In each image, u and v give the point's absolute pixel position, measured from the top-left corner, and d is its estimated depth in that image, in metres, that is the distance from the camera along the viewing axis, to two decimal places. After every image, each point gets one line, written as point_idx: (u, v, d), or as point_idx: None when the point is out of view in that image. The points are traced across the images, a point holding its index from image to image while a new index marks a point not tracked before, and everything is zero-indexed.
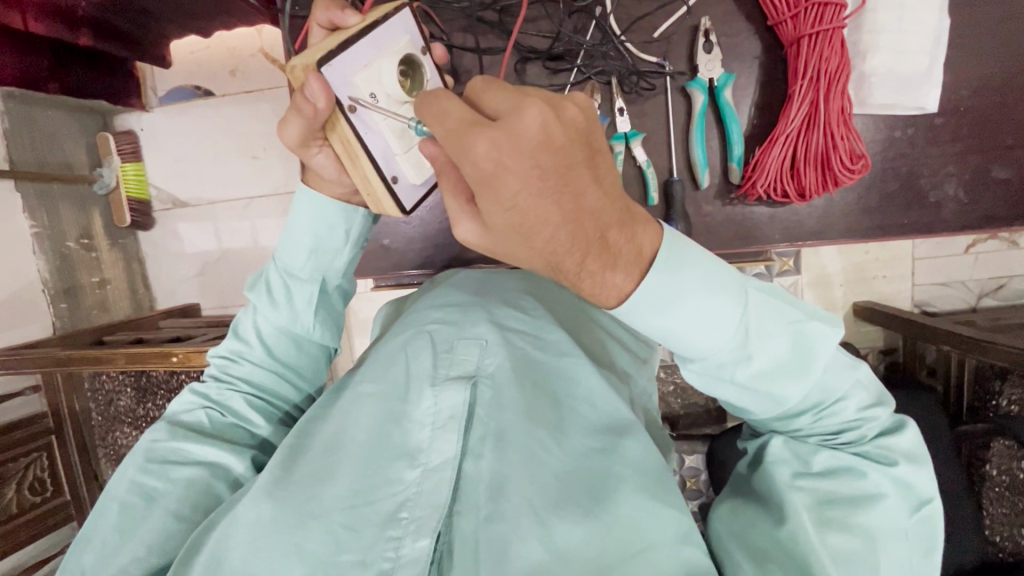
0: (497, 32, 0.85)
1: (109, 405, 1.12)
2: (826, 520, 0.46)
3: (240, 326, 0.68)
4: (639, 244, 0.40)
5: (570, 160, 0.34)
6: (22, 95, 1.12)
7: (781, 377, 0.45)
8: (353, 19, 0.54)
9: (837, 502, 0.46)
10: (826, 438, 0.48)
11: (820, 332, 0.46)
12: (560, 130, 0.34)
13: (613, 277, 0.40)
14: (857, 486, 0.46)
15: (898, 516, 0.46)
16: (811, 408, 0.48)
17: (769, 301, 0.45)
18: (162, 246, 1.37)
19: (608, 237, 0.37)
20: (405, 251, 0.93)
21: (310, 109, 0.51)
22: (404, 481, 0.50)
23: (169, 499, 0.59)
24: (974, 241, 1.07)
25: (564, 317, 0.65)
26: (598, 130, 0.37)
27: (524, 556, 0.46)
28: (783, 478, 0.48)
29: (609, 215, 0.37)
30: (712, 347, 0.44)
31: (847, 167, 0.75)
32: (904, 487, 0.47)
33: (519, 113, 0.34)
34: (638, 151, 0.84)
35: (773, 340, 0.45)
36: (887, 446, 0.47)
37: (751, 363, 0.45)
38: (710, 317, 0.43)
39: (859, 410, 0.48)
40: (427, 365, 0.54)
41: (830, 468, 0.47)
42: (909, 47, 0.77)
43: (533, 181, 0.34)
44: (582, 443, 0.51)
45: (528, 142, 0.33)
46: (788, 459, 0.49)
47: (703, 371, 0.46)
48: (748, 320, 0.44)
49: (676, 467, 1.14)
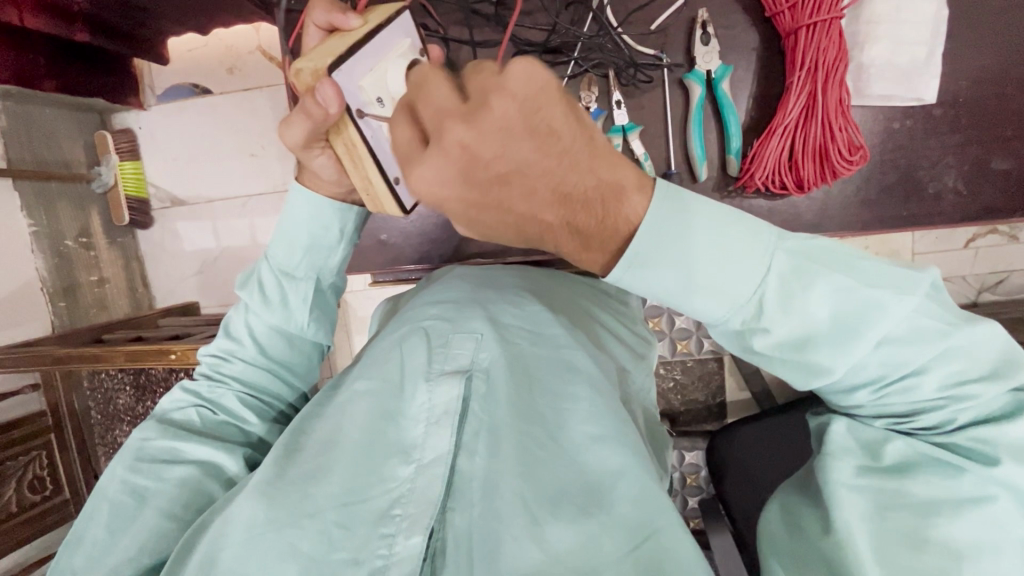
0: (494, 25, 0.85)
1: (108, 404, 1.12)
2: (886, 532, 0.41)
3: (232, 325, 0.69)
4: (615, 217, 0.39)
5: (506, 170, 0.35)
6: (19, 94, 1.12)
7: (809, 346, 0.42)
8: (355, 21, 0.53)
9: (911, 506, 0.41)
10: (898, 421, 0.43)
11: (879, 299, 0.41)
12: (484, 149, 0.34)
13: (591, 255, 0.41)
14: (943, 487, 0.41)
15: (1002, 525, 0.40)
16: (870, 383, 0.43)
17: (803, 265, 0.42)
18: (161, 245, 1.37)
19: (575, 222, 0.38)
20: (403, 246, 0.93)
21: (321, 113, 0.50)
22: (398, 478, 0.50)
23: (161, 499, 0.58)
24: (975, 235, 1.06)
25: (563, 307, 0.64)
26: (542, 113, 0.34)
27: (519, 556, 0.45)
28: (843, 476, 0.43)
29: (567, 204, 0.37)
30: (721, 314, 0.43)
31: (845, 157, 0.75)
32: (1017, 491, 0.40)
33: (439, 139, 0.34)
34: (636, 144, 0.84)
35: (803, 305, 0.41)
36: (988, 441, 0.41)
37: (770, 333, 0.42)
38: (734, 291, 0.42)
39: (942, 387, 0.42)
40: (421, 360, 0.54)
41: (906, 462, 0.42)
42: (908, 37, 0.77)
43: (472, 200, 0.36)
44: (578, 436, 0.51)
45: (453, 172, 0.35)
46: (853, 450, 0.44)
47: (722, 334, 0.45)
48: (771, 283, 0.42)
49: (677, 463, 1.16)
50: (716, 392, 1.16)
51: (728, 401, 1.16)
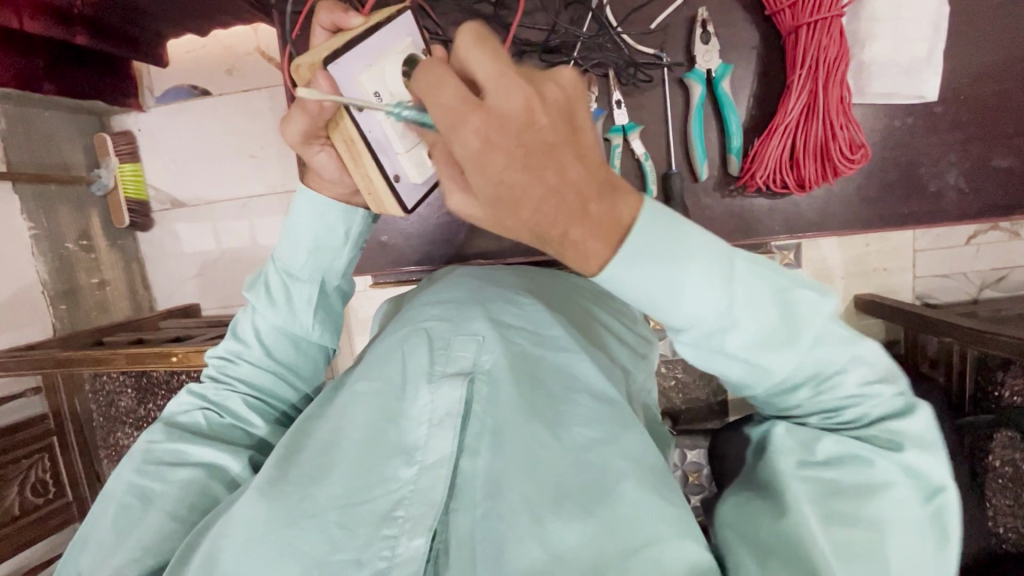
0: (493, 25, 0.85)
1: (110, 406, 1.11)
2: (826, 516, 0.43)
3: (239, 327, 0.69)
4: (615, 212, 0.38)
5: (551, 135, 0.35)
6: (17, 97, 1.12)
7: (769, 342, 0.42)
8: (357, 20, 0.54)
9: (843, 491, 0.43)
10: (825, 418, 0.45)
11: (813, 296, 0.43)
12: (539, 111, 0.34)
13: (592, 246, 0.38)
14: (863, 474, 0.43)
15: (908, 505, 0.42)
16: (808, 381, 0.44)
17: (759, 267, 0.43)
18: (161, 247, 1.37)
19: (587, 209, 0.36)
20: (404, 247, 0.93)
21: (316, 106, 0.52)
22: (400, 479, 0.49)
23: (165, 500, 0.58)
24: (975, 232, 1.06)
25: (565, 309, 0.64)
26: (583, 116, 0.37)
27: (521, 555, 0.46)
28: (787, 467, 0.45)
29: (590, 186, 0.36)
30: (699, 317, 0.41)
31: (846, 156, 0.75)
32: (916, 475, 0.43)
33: (499, 89, 0.34)
34: (637, 144, 0.84)
35: (760, 303, 0.42)
36: (893, 432, 0.43)
37: (737, 330, 0.42)
38: (709, 297, 0.40)
39: (862, 385, 0.44)
40: (423, 362, 0.54)
41: (835, 455, 0.44)
42: (909, 35, 0.76)
43: (513, 153, 0.34)
44: (577, 440, 0.50)
45: (507, 120, 0.34)
46: (793, 447, 0.45)
47: (693, 342, 0.43)
48: (736, 285, 0.41)
49: (678, 462, 1.15)
50: (717, 390, 1.16)
51: (729, 399, 1.16)
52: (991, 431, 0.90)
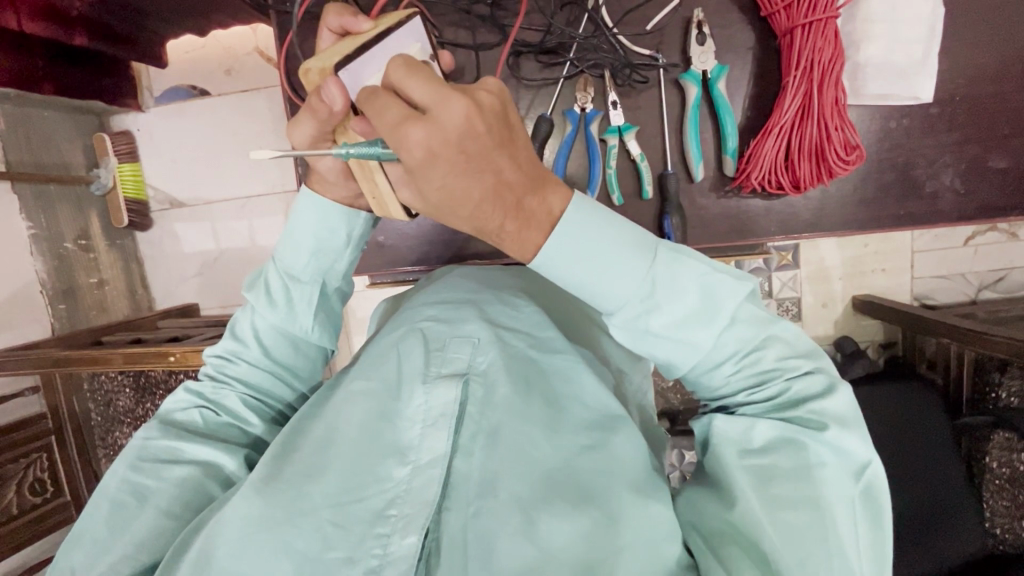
0: (490, 26, 0.85)
1: (108, 406, 1.12)
2: (770, 501, 0.43)
3: (238, 325, 0.68)
4: (543, 205, 0.42)
5: (492, 142, 0.37)
6: (17, 97, 1.12)
7: (693, 324, 0.45)
8: (365, 25, 0.54)
9: (780, 477, 0.44)
10: (750, 396, 0.46)
11: (731, 279, 0.46)
12: (479, 121, 0.37)
13: (525, 237, 0.42)
14: (796, 458, 0.43)
15: (836, 483, 0.43)
16: (730, 357, 0.46)
17: (678, 250, 0.45)
18: (160, 246, 1.37)
19: (521, 204, 0.40)
20: (401, 248, 0.94)
21: (326, 112, 0.50)
22: (394, 478, 0.50)
23: (161, 498, 0.58)
24: (973, 233, 1.06)
25: (560, 313, 0.65)
26: (514, 115, 0.40)
27: (511, 553, 0.46)
28: (730, 457, 0.45)
29: (522, 185, 0.40)
30: (623, 294, 0.44)
31: (842, 158, 0.75)
32: (841, 454, 0.43)
33: (442, 104, 0.36)
34: (631, 145, 0.84)
35: (679, 285, 0.44)
36: (818, 410, 0.43)
37: (659, 311, 0.44)
38: (633, 276, 0.44)
39: (780, 361, 0.46)
40: (419, 363, 0.53)
41: (771, 441, 0.44)
42: (905, 36, 0.77)
43: (458, 163, 0.37)
44: (569, 440, 0.51)
45: (451, 132, 0.36)
46: (733, 437, 0.45)
47: (618, 322, 0.45)
48: (657, 267, 0.44)
49: (676, 462, 1.15)
50: None
51: None
52: (988, 431, 0.89)
